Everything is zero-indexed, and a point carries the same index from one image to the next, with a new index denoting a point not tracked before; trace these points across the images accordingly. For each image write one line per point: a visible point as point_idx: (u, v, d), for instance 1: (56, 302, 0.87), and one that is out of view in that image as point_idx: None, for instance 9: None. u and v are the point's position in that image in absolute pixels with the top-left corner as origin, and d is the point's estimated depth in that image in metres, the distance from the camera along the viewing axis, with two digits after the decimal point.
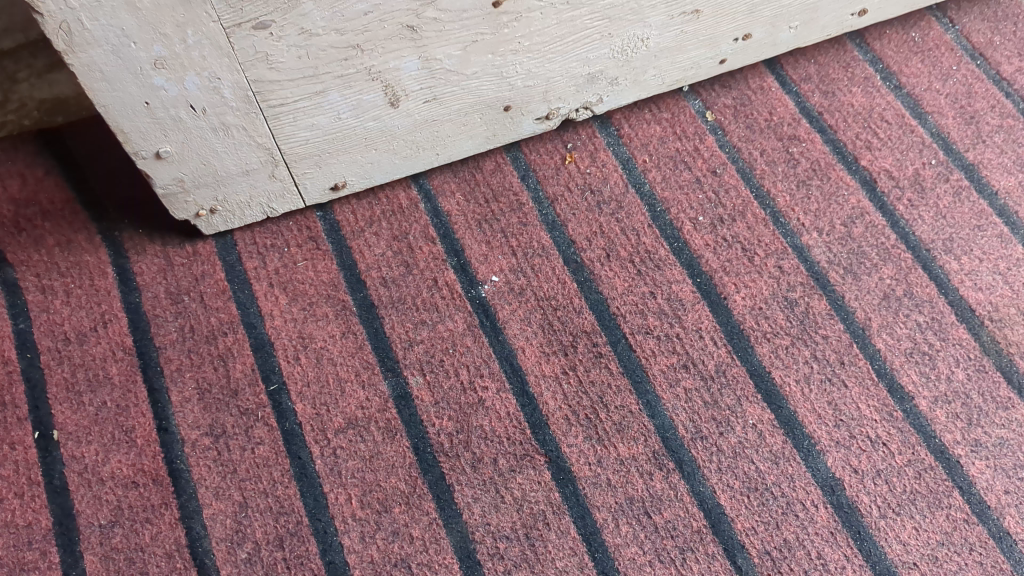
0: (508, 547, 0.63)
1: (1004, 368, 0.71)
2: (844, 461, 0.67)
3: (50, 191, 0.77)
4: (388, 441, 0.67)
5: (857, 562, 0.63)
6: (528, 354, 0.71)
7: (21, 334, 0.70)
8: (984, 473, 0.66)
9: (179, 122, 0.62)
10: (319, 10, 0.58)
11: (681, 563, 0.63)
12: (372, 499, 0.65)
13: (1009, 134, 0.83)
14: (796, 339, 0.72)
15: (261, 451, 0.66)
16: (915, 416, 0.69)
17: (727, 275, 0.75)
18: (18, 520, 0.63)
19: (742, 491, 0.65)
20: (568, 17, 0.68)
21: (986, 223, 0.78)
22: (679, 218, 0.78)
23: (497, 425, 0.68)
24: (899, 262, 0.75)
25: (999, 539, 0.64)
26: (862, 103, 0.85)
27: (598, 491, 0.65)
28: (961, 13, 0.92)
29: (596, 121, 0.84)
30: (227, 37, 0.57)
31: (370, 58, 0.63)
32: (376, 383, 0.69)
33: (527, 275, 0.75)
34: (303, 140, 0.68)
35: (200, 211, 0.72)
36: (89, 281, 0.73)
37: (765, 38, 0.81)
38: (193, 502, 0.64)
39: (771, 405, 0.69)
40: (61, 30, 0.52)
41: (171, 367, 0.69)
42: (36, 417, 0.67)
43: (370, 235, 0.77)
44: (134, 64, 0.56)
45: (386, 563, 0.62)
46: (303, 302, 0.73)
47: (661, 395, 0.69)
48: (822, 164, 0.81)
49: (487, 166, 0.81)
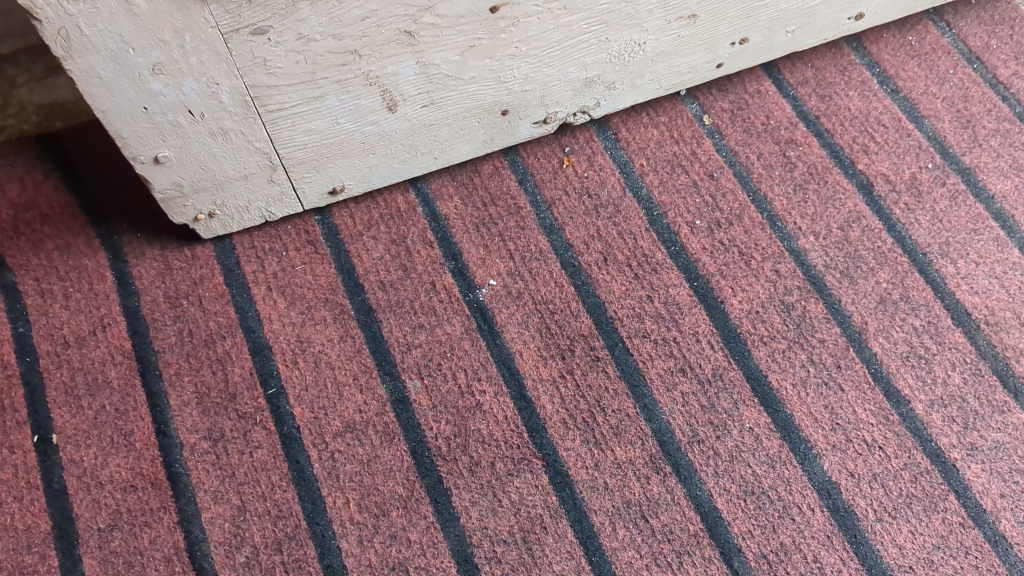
0: (505, 550, 0.63)
1: (1000, 372, 0.71)
2: (840, 465, 0.67)
3: (49, 196, 0.77)
4: (386, 444, 0.67)
5: (853, 565, 0.63)
6: (525, 357, 0.71)
7: (20, 338, 0.71)
8: (979, 477, 0.67)
9: (177, 127, 0.62)
10: (316, 15, 0.58)
11: (678, 566, 0.63)
12: (369, 503, 0.65)
13: (1006, 138, 0.84)
14: (793, 342, 0.72)
15: (259, 455, 0.66)
16: (911, 419, 0.69)
17: (724, 279, 0.75)
18: (17, 524, 0.63)
19: (739, 494, 0.66)
20: (566, 22, 0.68)
21: (983, 227, 0.78)
22: (676, 222, 0.78)
23: (494, 429, 0.68)
24: (895, 266, 0.76)
25: (995, 543, 0.64)
26: (859, 107, 0.86)
27: (595, 494, 0.65)
28: (958, 16, 0.92)
29: (594, 125, 0.84)
30: (225, 42, 0.57)
31: (368, 63, 0.64)
32: (373, 387, 0.70)
33: (524, 279, 0.75)
34: (301, 145, 0.68)
35: (198, 215, 0.72)
36: (88, 285, 0.73)
37: (762, 43, 0.81)
38: (191, 506, 0.64)
39: (768, 409, 0.69)
40: (59, 36, 0.53)
41: (169, 371, 0.70)
42: (35, 421, 0.67)
43: (368, 239, 0.77)
44: (132, 70, 0.56)
45: (384, 567, 0.63)
46: (301, 306, 0.73)
47: (658, 399, 0.69)
48: (819, 168, 0.81)
49: (485, 170, 0.81)
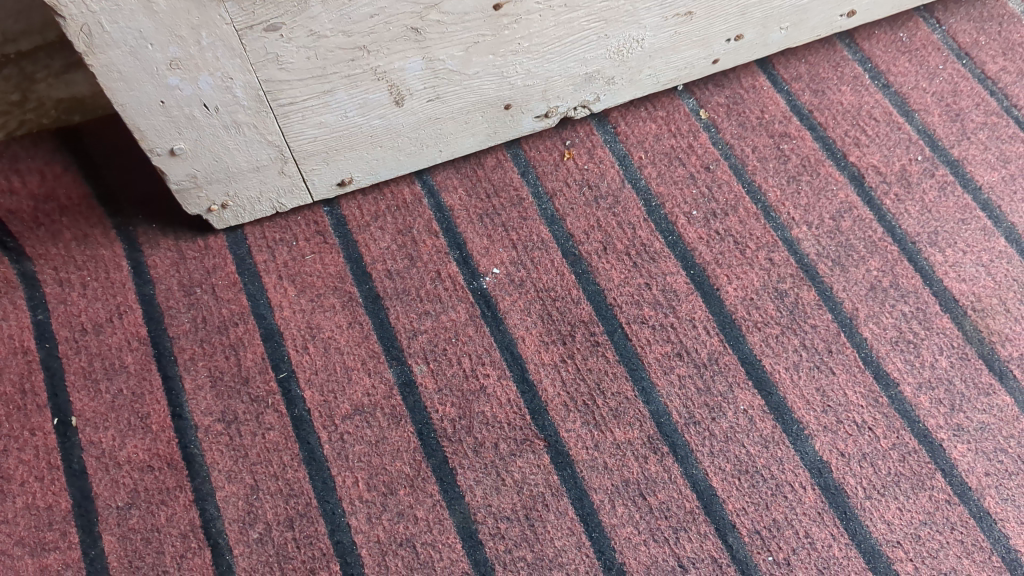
0: (508, 527, 0.66)
1: (986, 356, 0.74)
2: (831, 445, 0.69)
3: (68, 187, 0.80)
4: (393, 426, 0.70)
5: (843, 541, 0.66)
6: (528, 342, 0.74)
7: (39, 325, 0.73)
8: (965, 455, 0.69)
9: (193, 120, 0.65)
10: (327, 12, 0.60)
11: (674, 541, 0.66)
12: (378, 481, 0.68)
13: (993, 131, 0.86)
14: (787, 328, 0.74)
15: (271, 436, 0.69)
16: (899, 401, 0.71)
17: (720, 267, 0.78)
18: (39, 502, 0.66)
19: (733, 473, 0.68)
20: (566, 19, 0.71)
21: (970, 217, 0.81)
22: (673, 212, 0.81)
23: (497, 411, 0.71)
24: (885, 255, 0.78)
25: (979, 519, 0.67)
26: (851, 101, 0.88)
27: (596, 473, 0.68)
28: (948, 13, 0.94)
29: (594, 119, 0.86)
30: (240, 38, 0.60)
31: (377, 58, 0.66)
32: (381, 371, 0.72)
33: (527, 267, 0.78)
34: (311, 138, 0.71)
35: (212, 206, 0.74)
36: (104, 274, 0.76)
37: (756, 39, 0.84)
38: (206, 485, 0.67)
39: (762, 391, 0.71)
40: (82, 32, 0.55)
41: (184, 356, 0.72)
42: (55, 404, 0.70)
43: (375, 229, 0.79)
44: (151, 65, 0.59)
45: (391, 542, 0.65)
46: (311, 294, 0.76)
47: (655, 382, 0.72)
48: (812, 160, 0.84)
49: (488, 163, 0.84)
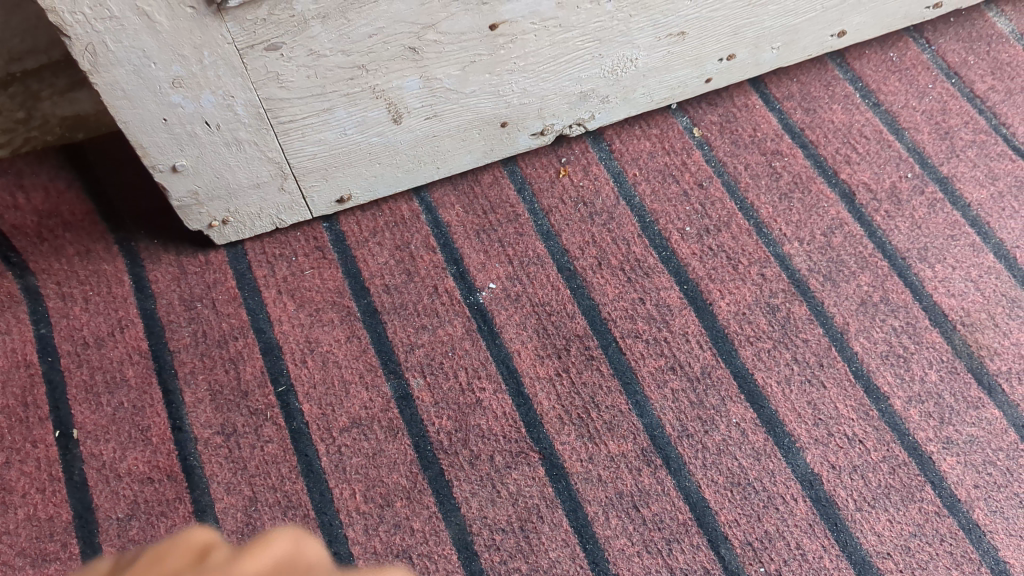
0: (504, 538, 0.67)
1: (975, 369, 0.75)
2: (821, 457, 0.70)
3: (71, 203, 0.81)
4: (390, 439, 0.70)
5: (833, 553, 0.66)
6: (523, 356, 0.75)
7: (42, 338, 0.74)
8: (954, 468, 0.70)
9: (194, 137, 0.66)
10: (327, 32, 0.62)
11: (668, 553, 0.66)
12: (375, 493, 0.68)
13: (982, 148, 0.88)
14: (778, 342, 0.75)
15: (270, 448, 0.70)
16: (890, 415, 0.72)
17: (713, 282, 0.79)
18: (40, 514, 0.67)
19: (726, 486, 0.69)
20: (561, 39, 0.72)
21: (959, 233, 0.82)
22: (667, 228, 0.82)
23: (493, 424, 0.71)
24: (876, 270, 0.79)
25: (968, 530, 0.67)
26: (842, 120, 0.90)
27: (589, 485, 0.69)
28: (937, 33, 0.96)
29: (589, 137, 0.88)
30: (241, 58, 0.61)
31: (375, 77, 0.68)
32: (378, 385, 0.73)
33: (522, 282, 0.79)
34: (311, 155, 0.72)
35: (212, 222, 0.76)
36: (106, 288, 0.77)
37: (749, 58, 0.85)
38: (205, 496, 0.68)
39: (754, 405, 0.72)
40: (87, 52, 0.56)
41: (184, 369, 0.73)
42: (56, 417, 0.71)
43: (374, 245, 0.81)
44: (153, 83, 0.60)
45: (387, 553, 0.66)
46: (310, 308, 0.77)
47: (649, 395, 0.73)
48: (803, 177, 0.85)
49: (485, 179, 0.85)
